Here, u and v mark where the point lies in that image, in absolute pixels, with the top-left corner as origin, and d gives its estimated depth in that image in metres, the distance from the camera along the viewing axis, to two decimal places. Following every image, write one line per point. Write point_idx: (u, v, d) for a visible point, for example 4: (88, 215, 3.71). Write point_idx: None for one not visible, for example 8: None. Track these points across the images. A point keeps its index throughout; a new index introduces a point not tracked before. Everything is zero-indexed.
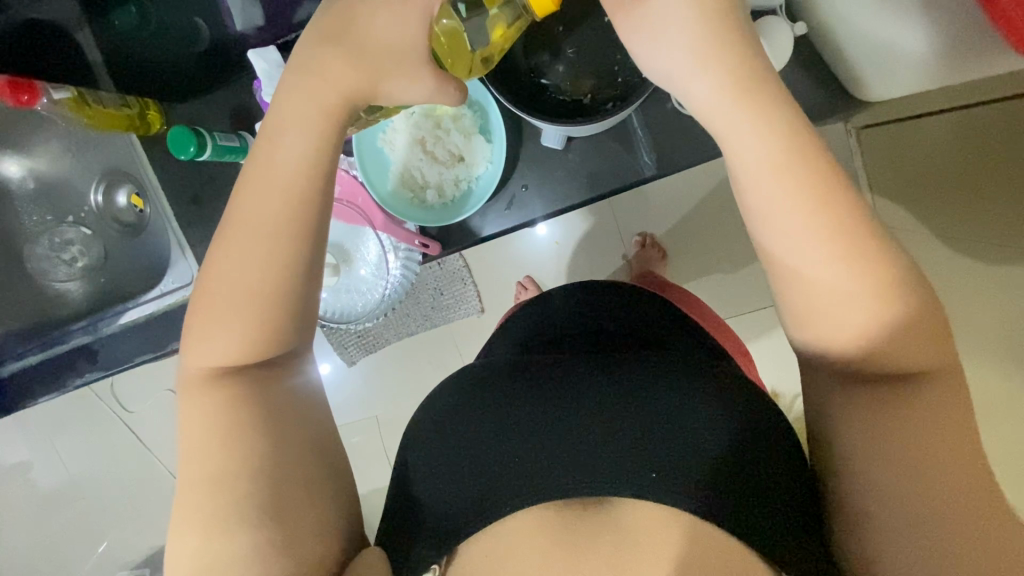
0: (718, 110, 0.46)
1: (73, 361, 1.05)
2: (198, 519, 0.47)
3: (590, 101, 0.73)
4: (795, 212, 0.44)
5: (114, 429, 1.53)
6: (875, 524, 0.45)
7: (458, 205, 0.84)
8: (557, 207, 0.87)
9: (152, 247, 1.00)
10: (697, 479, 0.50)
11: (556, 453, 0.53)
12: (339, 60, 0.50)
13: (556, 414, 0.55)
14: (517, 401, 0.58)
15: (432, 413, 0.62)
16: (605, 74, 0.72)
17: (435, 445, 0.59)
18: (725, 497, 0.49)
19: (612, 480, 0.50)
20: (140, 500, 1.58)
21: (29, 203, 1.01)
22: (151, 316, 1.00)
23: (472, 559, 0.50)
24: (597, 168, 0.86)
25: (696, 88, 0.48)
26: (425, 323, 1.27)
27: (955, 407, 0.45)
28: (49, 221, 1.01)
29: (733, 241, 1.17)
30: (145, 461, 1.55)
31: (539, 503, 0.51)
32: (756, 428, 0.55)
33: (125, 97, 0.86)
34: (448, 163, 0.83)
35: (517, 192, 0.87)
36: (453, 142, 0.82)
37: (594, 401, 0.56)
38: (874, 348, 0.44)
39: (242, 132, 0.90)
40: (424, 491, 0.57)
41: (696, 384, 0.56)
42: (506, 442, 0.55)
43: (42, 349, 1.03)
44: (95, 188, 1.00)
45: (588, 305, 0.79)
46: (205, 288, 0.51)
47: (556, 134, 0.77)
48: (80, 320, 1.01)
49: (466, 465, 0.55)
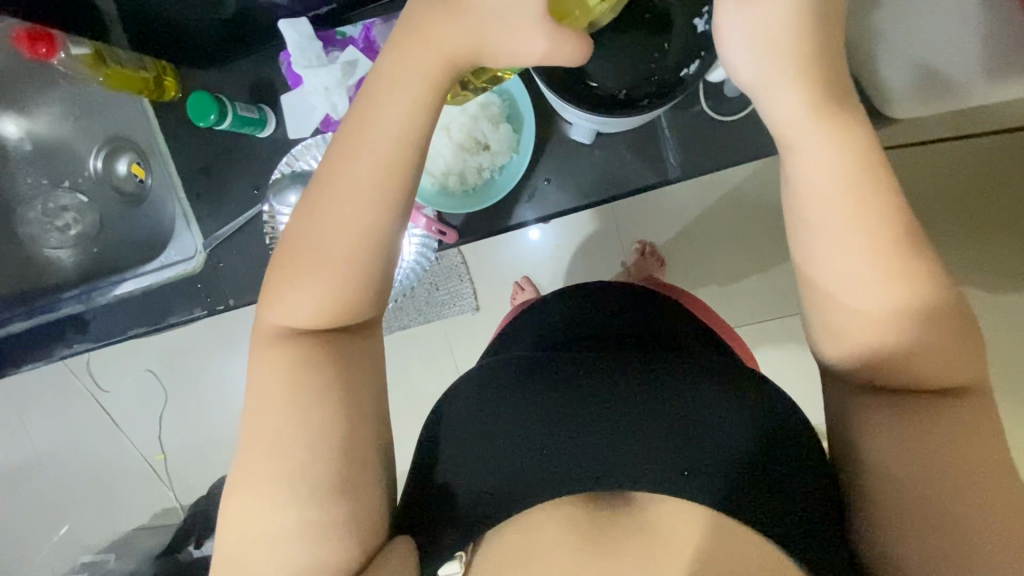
0: (798, 117, 0.45)
1: (62, 331, 0.95)
2: (261, 482, 0.49)
3: (624, 95, 0.64)
4: (873, 223, 0.44)
5: (87, 408, 1.48)
6: (910, 540, 0.44)
7: (480, 194, 0.81)
8: (583, 200, 0.79)
9: (151, 219, 0.97)
10: (725, 479, 0.50)
11: (584, 448, 0.53)
12: (455, 24, 0.48)
13: (581, 408, 0.55)
14: (541, 393, 0.57)
15: (454, 401, 0.61)
16: (641, 70, 0.62)
17: (461, 434, 0.58)
18: (754, 499, 0.49)
19: (642, 477, 0.50)
20: (110, 485, 1.53)
21: (26, 166, 0.99)
22: (146, 289, 0.92)
23: (500, 549, 0.50)
24: (618, 170, 0.78)
25: (773, 96, 0.46)
26: (418, 318, 1.26)
27: (988, 424, 0.45)
28: (44, 184, 0.99)
29: (737, 253, 1.19)
30: (118, 443, 1.50)
31: (567, 495, 0.51)
32: (783, 434, 0.54)
33: (143, 59, 0.82)
34: (471, 150, 0.80)
35: (540, 185, 0.80)
36: (479, 129, 0.79)
37: (619, 398, 0.56)
38: (946, 353, 0.45)
39: (262, 104, 0.84)
40: (450, 480, 0.56)
41: (720, 386, 0.56)
42: (531, 434, 0.55)
43: (30, 315, 0.97)
44: (96, 153, 0.98)
45: (600, 304, 0.79)
46: (286, 254, 0.53)
47: (586, 125, 0.71)
48: (72, 288, 0.94)
49: (494, 456, 0.55)
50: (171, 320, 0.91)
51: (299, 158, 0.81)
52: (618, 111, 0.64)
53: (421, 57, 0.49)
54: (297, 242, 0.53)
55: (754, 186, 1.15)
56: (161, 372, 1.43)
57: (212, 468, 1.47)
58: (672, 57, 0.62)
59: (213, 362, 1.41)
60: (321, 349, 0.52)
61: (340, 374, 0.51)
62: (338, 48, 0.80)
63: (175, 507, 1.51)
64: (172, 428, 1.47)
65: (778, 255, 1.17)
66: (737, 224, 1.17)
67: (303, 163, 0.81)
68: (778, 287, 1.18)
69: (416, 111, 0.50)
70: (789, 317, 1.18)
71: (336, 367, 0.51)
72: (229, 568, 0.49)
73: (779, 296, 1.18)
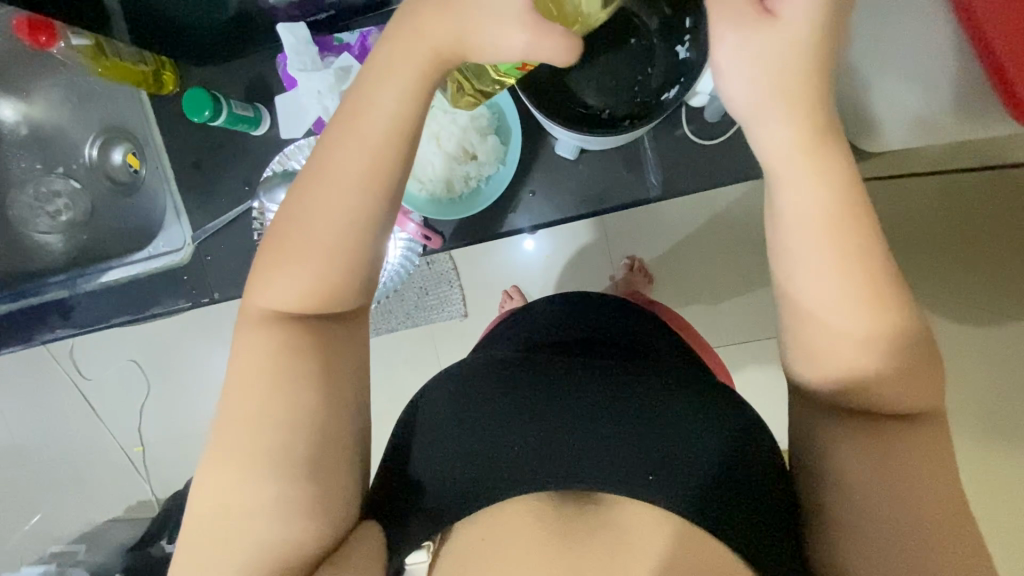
0: (786, 146, 0.47)
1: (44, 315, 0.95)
2: (234, 473, 0.49)
3: (607, 115, 0.64)
4: (845, 249, 0.46)
5: (67, 395, 1.48)
6: (859, 554, 0.47)
7: (466, 202, 0.77)
8: (565, 214, 0.75)
9: (142, 209, 0.98)
10: (690, 484, 0.51)
11: (556, 447, 0.54)
12: (459, 35, 0.50)
13: (554, 409, 0.57)
14: (517, 394, 0.59)
15: (431, 399, 0.62)
16: (624, 94, 0.65)
17: (435, 431, 0.59)
18: (717, 506, 0.51)
19: (611, 480, 0.51)
20: (87, 473, 1.52)
21: (20, 150, 1.00)
22: (133, 278, 0.91)
23: (466, 541, 0.51)
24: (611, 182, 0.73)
25: (762, 124, 0.47)
26: (405, 321, 1.27)
27: (940, 452, 0.47)
28: (37, 169, 1.00)
29: (723, 274, 1.21)
30: (97, 432, 1.49)
31: (535, 492, 0.52)
32: (750, 449, 0.55)
33: (143, 53, 0.83)
34: (457, 160, 0.76)
35: (524, 197, 0.76)
36: (467, 137, 0.75)
37: (591, 401, 0.57)
38: (909, 378, 0.47)
39: (258, 103, 0.84)
40: (422, 474, 0.57)
41: (694, 396, 0.58)
42: (505, 431, 0.56)
43: (14, 299, 0.96)
44: (92, 142, 1.00)
45: (580, 311, 0.80)
46: (271, 255, 0.54)
47: (570, 142, 0.69)
48: (59, 273, 0.93)
49: (467, 452, 0.56)
50: (157, 307, 0.90)
51: (292, 157, 0.81)
52: (603, 127, 0.63)
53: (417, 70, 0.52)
54: (281, 239, 0.53)
55: (737, 208, 1.17)
56: (144, 362, 1.43)
57: (191, 462, 1.47)
58: (655, 81, 0.64)
59: (195, 355, 1.41)
60: (302, 346, 0.52)
61: (320, 373, 0.52)
62: (334, 55, 0.82)
63: (150, 501, 1.50)
64: (152, 420, 1.46)
65: (758, 277, 1.19)
66: (724, 245, 1.19)
67: (294, 162, 0.81)
68: (761, 309, 1.20)
69: (405, 120, 0.51)
70: (770, 339, 1.20)
71: (317, 363, 0.52)
72: (198, 555, 0.49)
73: (762, 317, 1.20)
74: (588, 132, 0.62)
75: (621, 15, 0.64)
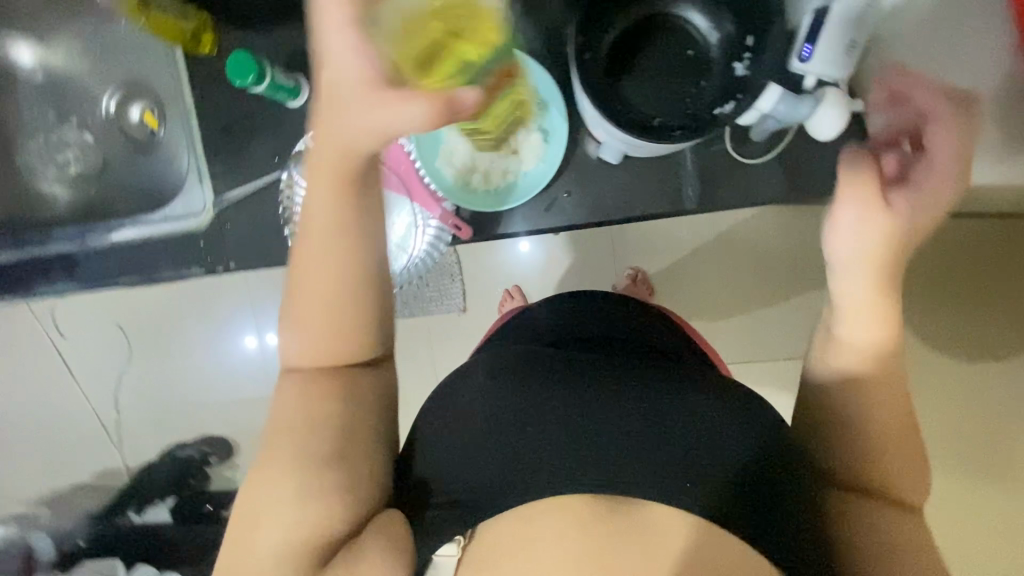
0: (860, 268, 0.57)
1: (49, 267, 0.90)
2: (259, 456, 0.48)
3: (659, 122, 0.61)
4: None
5: (44, 355, 1.43)
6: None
7: (500, 197, 0.74)
8: (597, 218, 0.73)
9: (155, 169, 0.96)
10: (722, 494, 0.52)
11: (594, 446, 0.54)
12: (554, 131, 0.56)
13: (582, 409, 0.56)
14: (543, 392, 0.58)
15: (456, 393, 0.62)
16: (678, 104, 0.62)
17: (460, 426, 0.59)
18: (746, 515, 0.52)
19: (648, 485, 0.52)
20: (60, 436, 1.47)
21: (34, 97, 0.98)
22: (149, 239, 0.86)
23: (497, 537, 0.52)
24: (647, 190, 0.72)
25: (846, 281, 0.58)
26: (403, 310, 1.26)
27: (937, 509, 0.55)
28: (50, 118, 0.98)
29: (723, 293, 1.22)
30: (73, 395, 1.44)
31: (567, 494, 0.52)
32: (777, 459, 0.56)
33: (184, 10, 0.80)
34: (500, 153, 0.73)
35: (559, 197, 0.74)
36: (511, 131, 0.73)
37: (620, 403, 0.57)
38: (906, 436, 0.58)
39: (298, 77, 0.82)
40: (446, 470, 0.58)
41: (727, 402, 0.58)
42: (542, 426, 0.56)
43: (15, 246, 0.89)
44: (110, 96, 0.97)
45: (606, 309, 0.81)
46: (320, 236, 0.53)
47: (616, 145, 0.66)
48: (68, 227, 0.88)
49: (492, 450, 0.56)
50: (166, 271, 0.88)
51: None
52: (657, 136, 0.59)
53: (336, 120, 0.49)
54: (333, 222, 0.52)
55: (748, 228, 1.19)
56: (129, 329, 1.39)
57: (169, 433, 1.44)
58: (709, 94, 0.62)
59: (186, 325, 1.38)
60: None
61: None
62: None
63: (120, 469, 1.47)
64: (133, 388, 1.42)
65: (762, 297, 1.21)
66: (728, 266, 1.21)
67: None
68: (756, 332, 1.22)
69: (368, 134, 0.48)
70: (761, 362, 1.22)
71: None
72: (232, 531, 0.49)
73: (757, 339, 1.22)
74: (639, 135, 0.59)
75: (682, 28, 0.63)
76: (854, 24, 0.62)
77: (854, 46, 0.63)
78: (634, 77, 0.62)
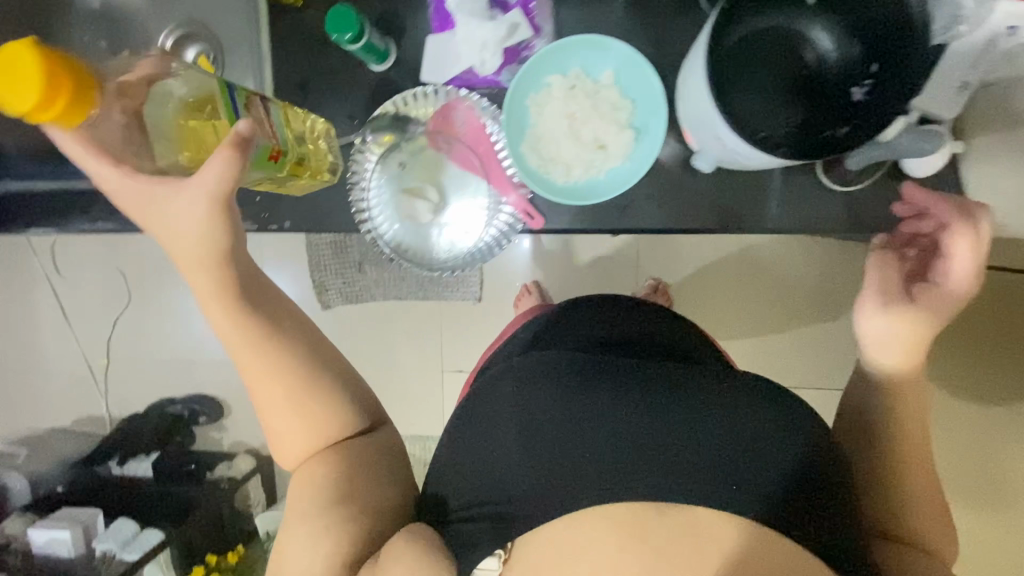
0: (889, 332, 0.57)
1: (87, 203, 0.86)
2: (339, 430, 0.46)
3: (768, 136, 0.60)
4: None
5: (37, 292, 1.37)
6: None
7: (582, 190, 0.72)
8: (673, 225, 0.72)
9: None
10: (760, 492, 0.50)
11: (625, 447, 0.54)
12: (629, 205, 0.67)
13: (619, 413, 0.55)
14: (581, 396, 0.57)
15: (491, 397, 0.62)
16: (786, 121, 0.61)
17: (498, 430, 0.59)
18: (793, 516, 0.50)
19: (683, 486, 0.51)
20: (41, 379, 1.39)
21: (89, 23, 0.90)
22: None
23: (540, 543, 0.51)
24: (725, 205, 0.72)
25: (880, 351, 0.58)
26: (417, 292, 1.22)
27: None
28: (101, 48, 0.90)
29: (740, 315, 1.22)
30: (63, 339, 1.38)
31: (611, 499, 0.51)
32: (829, 469, 0.54)
33: None
34: (586, 148, 0.72)
35: (637, 200, 0.72)
36: (602, 127, 0.71)
37: (657, 407, 0.55)
38: None
39: (386, 41, 0.72)
40: (485, 474, 0.58)
41: (764, 402, 0.55)
42: (579, 430, 0.55)
43: (54, 176, 0.87)
44: (167, 34, 0.89)
45: (651, 314, 0.77)
46: None
47: (713, 152, 0.65)
48: None
49: (530, 453, 0.56)
50: None
51: (411, 103, 0.74)
52: (776, 149, 0.57)
53: (177, 248, 0.53)
54: None
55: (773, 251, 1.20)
56: (131, 277, 1.34)
57: (161, 388, 1.39)
58: (817, 117, 0.61)
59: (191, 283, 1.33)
60: None
61: None
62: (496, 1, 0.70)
63: (103, 419, 1.41)
64: (129, 336, 1.38)
65: (775, 322, 1.22)
66: (748, 290, 1.21)
67: (414, 111, 0.75)
68: (767, 357, 1.23)
69: (204, 226, 0.52)
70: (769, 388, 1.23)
71: None
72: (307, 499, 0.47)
73: (767, 364, 1.23)
74: (752, 146, 0.57)
75: (797, 45, 0.62)
76: (967, 65, 0.61)
77: (966, 87, 0.63)
78: (744, 88, 0.61)
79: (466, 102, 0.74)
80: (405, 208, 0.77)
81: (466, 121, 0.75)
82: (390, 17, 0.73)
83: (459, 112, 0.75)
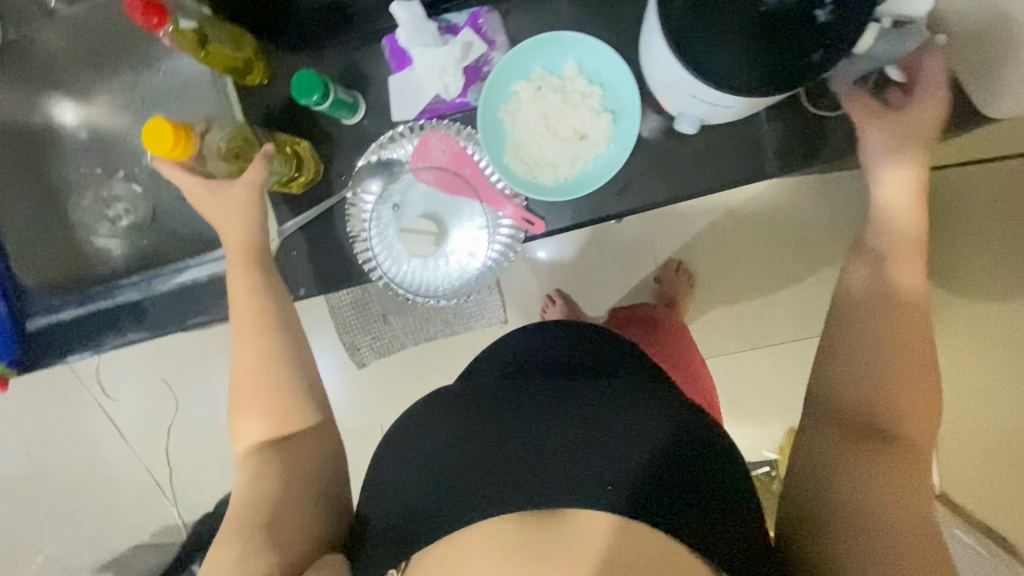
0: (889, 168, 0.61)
1: (116, 318, 0.89)
2: None
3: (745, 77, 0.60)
4: None
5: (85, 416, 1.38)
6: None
7: (571, 184, 0.73)
8: (677, 194, 0.71)
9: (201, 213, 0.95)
10: (634, 488, 0.45)
11: (504, 462, 0.48)
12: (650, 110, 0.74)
13: (511, 424, 0.50)
14: (473, 415, 0.52)
15: (397, 432, 0.56)
16: None
17: (399, 464, 0.53)
18: (668, 511, 0.44)
19: (563, 491, 0.45)
20: (105, 500, 1.39)
21: (80, 154, 0.96)
22: (213, 276, 0.89)
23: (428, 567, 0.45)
24: (722, 160, 0.70)
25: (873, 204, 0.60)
26: (444, 330, 1.20)
27: None
28: (98, 173, 0.96)
29: None
30: (121, 458, 1.38)
31: (496, 517, 0.45)
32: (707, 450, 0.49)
33: (237, 36, 0.72)
34: (568, 141, 0.73)
35: (632, 178, 0.71)
36: (578, 116, 0.72)
37: (544, 412, 0.50)
38: None
39: (353, 91, 0.74)
40: (382, 509, 0.52)
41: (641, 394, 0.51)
42: (471, 449, 0.49)
43: (81, 302, 0.90)
44: None
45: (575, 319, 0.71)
46: None
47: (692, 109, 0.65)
48: (131, 276, 0.90)
49: (421, 478, 0.50)
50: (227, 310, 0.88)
51: (390, 146, 0.76)
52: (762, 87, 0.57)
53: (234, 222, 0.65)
54: None
55: None
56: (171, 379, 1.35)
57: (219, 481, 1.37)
58: None
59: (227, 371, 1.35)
60: None
61: None
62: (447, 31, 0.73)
63: (176, 524, 1.38)
64: (183, 438, 1.37)
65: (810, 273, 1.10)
66: None
67: (393, 152, 0.76)
68: None
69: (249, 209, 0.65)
70: None
71: None
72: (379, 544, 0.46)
73: None
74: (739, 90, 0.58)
75: None
76: None
77: None
78: None
79: (440, 130, 0.76)
80: (411, 248, 0.76)
81: (445, 149, 0.76)
82: (354, 70, 0.75)
83: (436, 142, 0.76)
